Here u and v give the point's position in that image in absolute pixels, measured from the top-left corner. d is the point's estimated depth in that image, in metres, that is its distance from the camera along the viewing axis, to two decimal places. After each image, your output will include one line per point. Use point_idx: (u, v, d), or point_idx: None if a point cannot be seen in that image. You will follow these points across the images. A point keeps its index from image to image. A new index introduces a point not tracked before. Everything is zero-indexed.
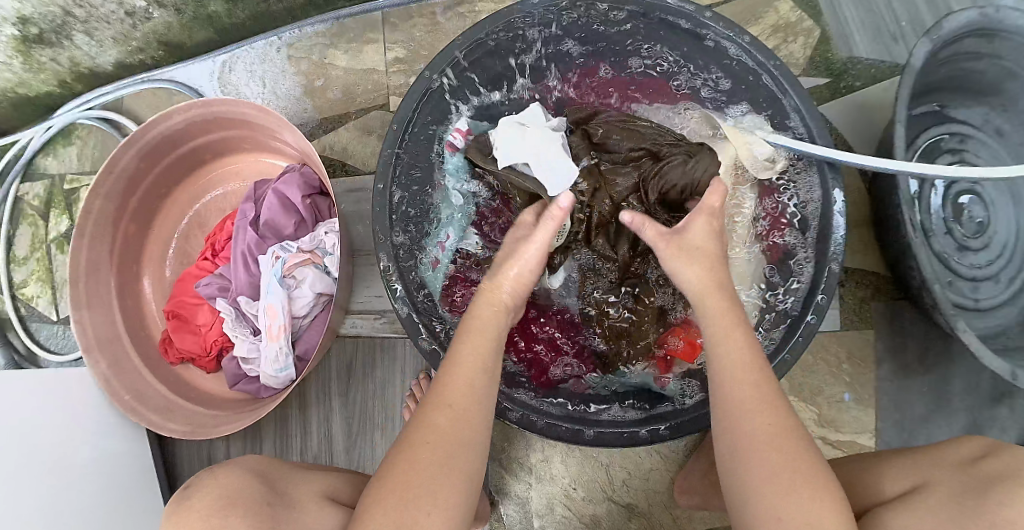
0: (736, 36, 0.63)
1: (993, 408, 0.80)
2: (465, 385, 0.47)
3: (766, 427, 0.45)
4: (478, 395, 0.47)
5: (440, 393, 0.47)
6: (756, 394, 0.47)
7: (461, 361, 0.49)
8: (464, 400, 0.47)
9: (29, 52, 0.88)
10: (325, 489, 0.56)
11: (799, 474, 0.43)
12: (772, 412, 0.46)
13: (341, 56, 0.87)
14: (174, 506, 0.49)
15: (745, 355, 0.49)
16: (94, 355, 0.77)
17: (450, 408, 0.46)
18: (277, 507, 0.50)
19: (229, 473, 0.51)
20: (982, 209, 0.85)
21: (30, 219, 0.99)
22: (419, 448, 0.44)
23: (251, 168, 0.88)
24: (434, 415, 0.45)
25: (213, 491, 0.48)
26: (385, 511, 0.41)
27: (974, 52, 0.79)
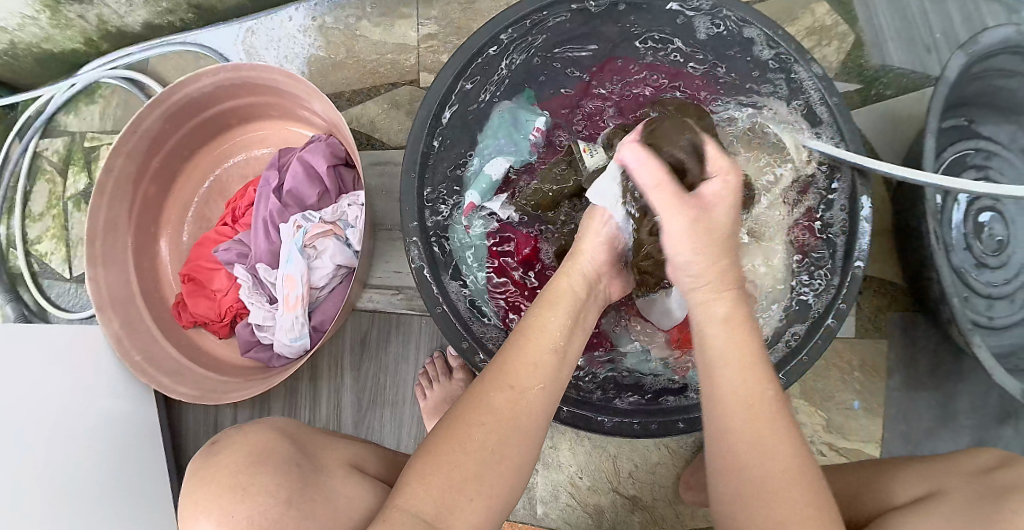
0: (773, 30, 0.62)
1: (998, 427, 0.80)
2: (533, 364, 0.46)
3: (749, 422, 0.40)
4: (540, 379, 0.46)
5: (504, 371, 0.45)
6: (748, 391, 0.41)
7: (536, 338, 0.47)
8: (528, 381, 0.45)
9: (57, 7, 0.87)
10: (351, 457, 0.57)
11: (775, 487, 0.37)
12: (757, 395, 0.41)
13: (372, 29, 0.87)
14: (200, 462, 0.48)
15: (736, 338, 0.43)
16: (107, 313, 0.76)
17: (511, 388, 0.44)
18: (305, 469, 0.50)
19: (254, 431, 0.50)
20: (1002, 228, 0.85)
21: (47, 175, 0.99)
22: (472, 427, 0.43)
23: (275, 136, 0.88)
24: (494, 395, 0.44)
25: (240, 449, 0.48)
26: (430, 488, 0.40)
27: (1008, 69, 0.78)
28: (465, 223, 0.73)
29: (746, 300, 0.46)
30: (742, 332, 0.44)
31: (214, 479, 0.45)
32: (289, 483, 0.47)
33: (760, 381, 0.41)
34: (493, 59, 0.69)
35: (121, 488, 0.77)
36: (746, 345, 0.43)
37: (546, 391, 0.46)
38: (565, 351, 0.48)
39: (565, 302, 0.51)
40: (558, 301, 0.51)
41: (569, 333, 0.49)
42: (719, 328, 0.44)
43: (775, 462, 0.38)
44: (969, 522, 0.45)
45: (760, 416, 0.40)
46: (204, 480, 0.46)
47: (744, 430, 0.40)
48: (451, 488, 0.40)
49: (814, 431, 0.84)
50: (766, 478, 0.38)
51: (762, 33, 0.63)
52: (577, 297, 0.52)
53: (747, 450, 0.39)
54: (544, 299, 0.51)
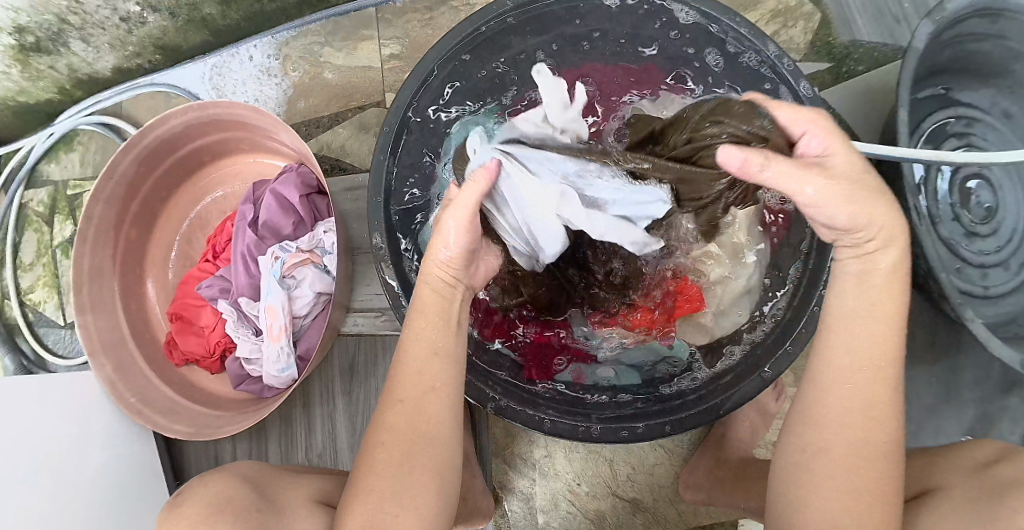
0: (728, 16, 0.64)
1: (1003, 397, 0.79)
2: (417, 373, 0.48)
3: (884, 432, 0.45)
4: (428, 384, 0.48)
5: (392, 388, 0.48)
6: (878, 389, 0.45)
7: (414, 347, 0.49)
8: (416, 392, 0.47)
9: (27, 59, 0.88)
10: (315, 493, 0.57)
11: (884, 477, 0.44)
12: (881, 405, 0.45)
13: (337, 54, 0.87)
14: (165, 515, 0.50)
15: (884, 341, 0.45)
16: (99, 359, 0.77)
17: (401, 403, 0.47)
18: (265, 514, 0.51)
19: (216, 482, 0.52)
20: (990, 195, 0.83)
21: (34, 225, 1.00)
22: (377, 448, 0.46)
23: (249, 169, 0.88)
24: (391, 414, 0.47)
25: (202, 501, 0.49)
26: (358, 514, 0.45)
27: (979, 32, 0.77)
28: (436, 242, 0.70)
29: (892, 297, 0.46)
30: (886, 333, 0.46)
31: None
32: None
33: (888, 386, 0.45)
34: (456, 72, 0.70)
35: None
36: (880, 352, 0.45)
37: (435, 392, 0.48)
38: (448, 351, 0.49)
39: (434, 305, 0.50)
40: (428, 297, 0.50)
41: (449, 329, 0.50)
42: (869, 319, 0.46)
43: (870, 456, 0.44)
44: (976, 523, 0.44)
45: (872, 419, 0.45)
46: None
47: (852, 427, 0.45)
48: (380, 505, 0.44)
49: None
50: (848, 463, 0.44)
51: (720, 22, 0.65)
52: (441, 294, 0.50)
53: (836, 441, 0.45)
54: (413, 306, 0.50)
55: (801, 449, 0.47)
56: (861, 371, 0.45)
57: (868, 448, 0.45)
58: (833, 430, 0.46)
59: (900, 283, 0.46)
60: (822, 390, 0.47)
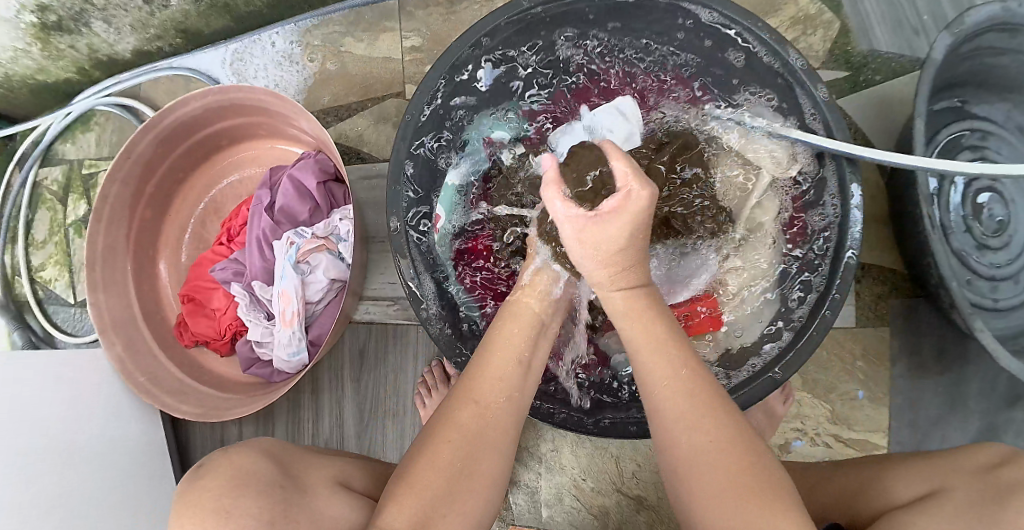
0: (751, 22, 0.63)
1: (1007, 411, 0.79)
2: (497, 375, 0.49)
3: (713, 435, 0.43)
4: (507, 391, 0.49)
5: (468, 387, 0.49)
6: (689, 400, 0.44)
7: (495, 353, 0.51)
8: (493, 395, 0.48)
9: (48, 38, 0.89)
10: (337, 475, 0.59)
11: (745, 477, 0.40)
12: (689, 400, 0.44)
13: (358, 44, 0.88)
14: (187, 485, 0.49)
15: (661, 345, 0.48)
16: (109, 337, 0.77)
17: (476, 403, 0.47)
18: (288, 492, 0.51)
19: (242, 455, 0.52)
20: (1002, 208, 0.84)
21: (48, 203, 1.01)
22: (441, 443, 0.45)
23: (266, 155, 0.89)
24: (460, 411, 0.47)
25: (227, 471, 0.49)
26: (409, 502, 0.43)
27: (997, 47, 0.78)
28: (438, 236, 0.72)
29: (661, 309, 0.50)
30: (657, 333, 0.48)
31: (198, 502, 0.46)
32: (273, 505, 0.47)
33: (685, 379, 0.45)
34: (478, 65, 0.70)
35: (130, 508, 0.78)
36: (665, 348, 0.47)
37: (510, 401, 0.49)
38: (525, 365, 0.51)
39: (526, 323, 0.54)
40: (522, 310, 0.55)
41: (529, 348, 0.53)
42: (644, 333, 0.49)
43: (709, 449, 0.42)
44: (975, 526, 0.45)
45: (707, 414, 0.44)
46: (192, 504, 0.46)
47: (683, 436, 0.43)
48: (432, 500, 0.43)
49: (820, 423, 0.84)
50: (713, 465, 0.41)
51: (740, 26, 0.64)
52: (534, 318, 0.55)
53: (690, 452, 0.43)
54: (503, 320, 0.54)
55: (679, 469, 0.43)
56: (664, 389, 0.45)
57: (718, 446, 0.42)
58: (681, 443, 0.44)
59: (640, 294, 0.51)
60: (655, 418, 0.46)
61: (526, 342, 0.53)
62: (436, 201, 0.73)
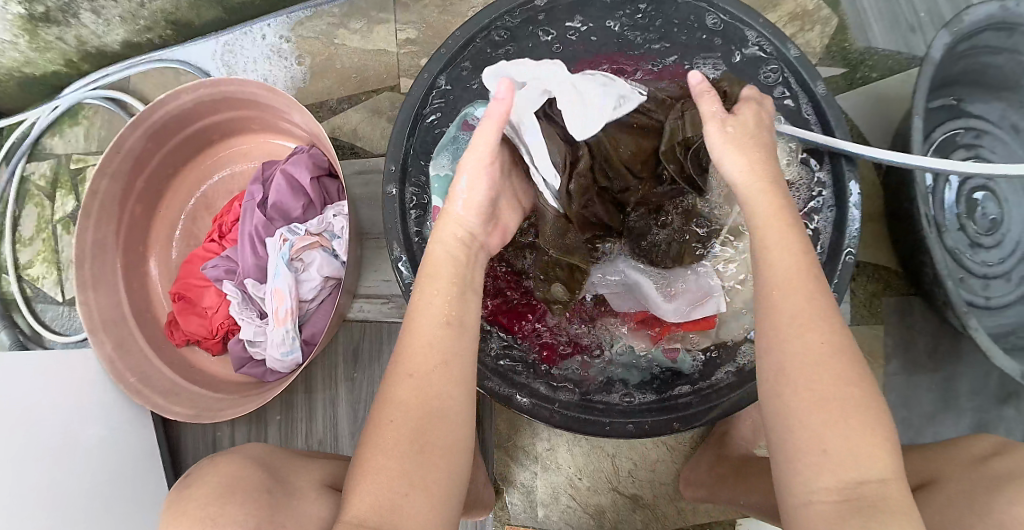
0: (751, 17, 0.64)
1: (999, 407, 0.79)
2: (427, 346, 0.46)
3: (821, 344, 0.41)
4: (445, 356, 0.46)
5: (401, 362, 0.46)
6: (808, 305, 0.42)
7: (423, 320, 0.47)
8: (426, 367, 0.45)
9: (35, 30, 0.87)
10: (325, 477, 0.58)
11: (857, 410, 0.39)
12: (810, 329, 0.41)
13: (351, 36, 0.86)
14: (173, 497, 0.48)
15: (793, 269, 0.43)
16: (99, 336, 0.76)
17: (410, 377, 0.45)
18: (277, 494, 0.51)
19: (224, 464, 0.52)
20: (995, 207, 0.83)
21: (35, 199, 0.99)
22: (385, 425, 0.44)
23: (258, 150, 0.88)
24: (399, 387, 0.45)
25: (212, 479, 0.49)
26: (366, 493, 0.42)
27: (994, 46, 0.77)
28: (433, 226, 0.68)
29: (805, 238, 0.45)
30: (794, 261, 0.44)
31: (184, 508, 0.46)
32: (260, 510, 0.47)
33: (819, 304, 0.42)
34: (478, 57, 0.69)
35: (122, 509, 0.77)
36: (803, 272, 0.43)
37: (447, 366, 0.46)
38: (462, 323, 0.47)
39: (449, 273, 0.49)
40: (438, 259, 0.50)
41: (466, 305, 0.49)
42: (784, 253, 0.44)
43: (838, 397, 0.39)
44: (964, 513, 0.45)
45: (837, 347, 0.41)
46: (178, 512, 0.46)
47: (803, 370, 0.40)
48: (387, 490, 0.41)
49: None
50: (829, 442, 0.39)
51: (740, 21, 0.65)
52: (456, 264, 0.50)
53: (805, 380, 0.40)
54: (424, 275, 0.50)
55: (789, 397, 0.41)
56: (790, 291, 0.43)
57: (830, 377, 0.40)
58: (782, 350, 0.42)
59: (785, 214, 0.46)
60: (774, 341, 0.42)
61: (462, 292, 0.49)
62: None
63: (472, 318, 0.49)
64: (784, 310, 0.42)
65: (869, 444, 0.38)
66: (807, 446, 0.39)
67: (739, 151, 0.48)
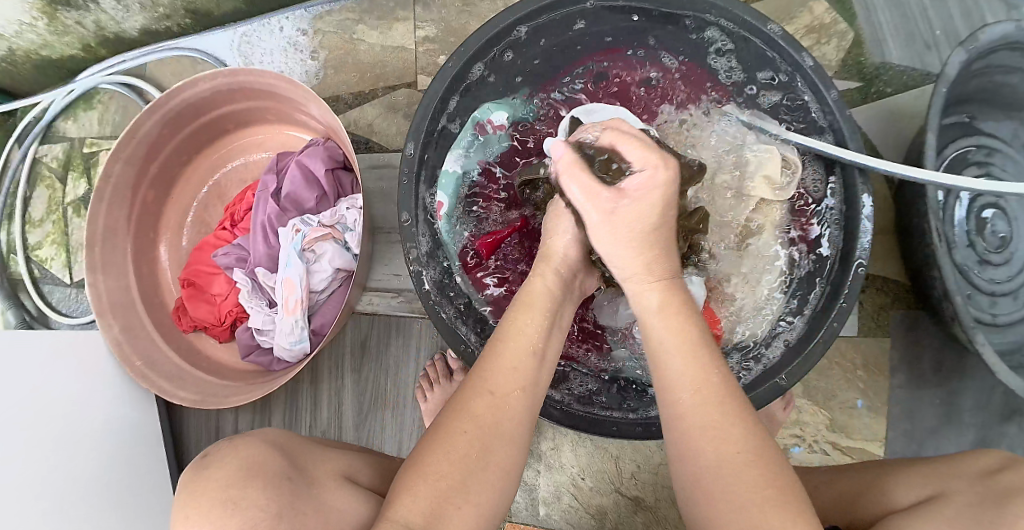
0: (764, 24, 0.62)
1: (1002, 425, 0.79)
2: (512, 368, 0.47)
3: (716, 424, 0.41)
4: (521, 381, 0.47)
5: (483, 377, 0.46)
6: (693, 378, 0.43)
7: (512, 339, 0.49)
8: (508, 387, 0.46)
9: (54, 13, 0.87)
10: (343, 469, 0.58)
11: (759, 494, 0.39)
12: (713, 400, 0.42)
13: (371, 31, 0.87)
14: (191, 476, 0.48)
15: (692, 363, 0.43)
16: (107, 319, 0.76)
17: (492, 393, 0.45)
18: (296, 482, 0.51)
19: (245, 445, 0.52)
20: (1005, 225, 0.84)
21: (47, 181, 0.99)
22: (454, 433, 0.43)
23: (273, 139, 0.88)
24: (476, 401, 0.45)
25: (234, 460, 0.49)
26: (416, 497, 0.41)
27: (1009, 65, 0.78)
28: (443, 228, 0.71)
29: (697, 323, 0.46)
30: (679, 325, 0.45)
31: (206, 491, 0.46)
32: (281, 497, 0.47)
33: (727, 409, 0.42)
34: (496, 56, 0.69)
35: (124, 492, 0.77)
36: (711, 376, 0.43)
37: (525, 393, 0.47)
38: (543, 351, 0.49)
39: (541, 303, 0.51)
40: (534, 291, 0.52)
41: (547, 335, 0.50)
42: (676, 354, 0.44)
43: (750, 484, 0.39)
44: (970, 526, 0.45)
45: (736, 448, 0.40)
46: (196, 493, 0.46)
47: (711, 481, 0.40)
48: (448, 496, 0.41)
49: (818, 431, 0.84)
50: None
51: (756, 30, 0.64)
52: (551, 296, 0.52)
53: (717, 490, 0.40)
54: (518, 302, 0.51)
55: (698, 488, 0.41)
56: (677, 371, 0.43)
57: (739, 469, 0.40)
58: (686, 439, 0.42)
59: (674, 299, 0.47)
60: (675, 417, 0.43)
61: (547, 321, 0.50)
62: (439, 188, 0.70)
63: (553, 353, 0.50)
64: (683, 419, 0.43)
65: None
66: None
67: (623, 230, 0.48)
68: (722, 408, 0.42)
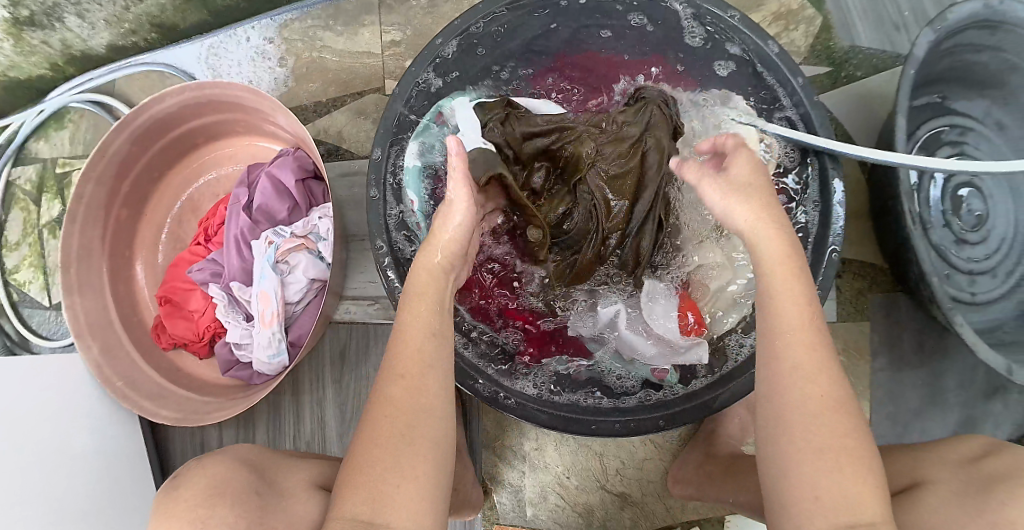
0: (727, 13, 0.64)
1: (986, 403, 0.80)
2: (416, 350, 0.46)
3: (819, 396, 0.42)
4: (429, 357, 0.46)
5: (393, 362, 0.45)
6: (808, 350, 0.43)
7: (410, 324, 0.47)
8: (416, 369, 0.45)
9: (20, 33, 0.89)
10: (314, 478, 0.57)
11: (845, 456, 0.40)
12: (817, 368, 0.43)
13: (337, 38, 0.86)
14: (162, 497, 0.48)
15: (796, 321, 0.44)
16: (86, 341, 0.76)
17: (401, 377, 0.44)
18: (265, 497, 0.51)
19: (212, 466, 0.52)
20: (980, 203, 0.84)
21: (21, 204, 0.98)
22: (377, 422, 0.43)
23: (244, 152, 0.87)
24: (392, 387, 0.44)
25: (202, 479, 0.49)
26: (355, 493, 0.41)
27: (977, 44, 0.78)
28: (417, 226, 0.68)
29: (808, 281, 0.46)
30: (796, 299, 0.45)
31: (175, 513, 0.46)
32: (248, 513, 0.47)
33: (818, 358, 0.43)
34: (470, 50, 0.70)
35: (113, 513, 0.77)
36: (809, 328, 0.44)
37: (434, 368, 0.46)
38: (445, 331, 0.48)
39: (433, 289, 0.49)
40: (422, 279, 0.50)
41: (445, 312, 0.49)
42: (790, 301, 0.45)
43: (835, 446, 0.41)
44: (957, 513, 0.45)
45: (833, 400, 0.42)
46: (167, 514, 0.46)
47: (805, 445, 0.41)
48: (389, 480, 0.41)
49: None
50: (841, 497, 0.39)
51: (721, 20, 0.65)
52: (439, 283, 0.50)
53: (803, 439, 0.41)
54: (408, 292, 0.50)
55: (784, 446, 0.42)
56: (789, 336, 0.44)
57: (835, 436, 0.41)
58: (785, 395, 0.43)
59: (792, 261, 0.47)
60: (773, 370, 0.44)
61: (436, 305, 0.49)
62: (405, 187, 0.68)
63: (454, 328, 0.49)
64: (783, 364, 0.44)
65: (864, 495, 0.39)
66: (806, 496, 0.40)
67: (744, 200, 0.50)
68: (818, 372, 0.43)
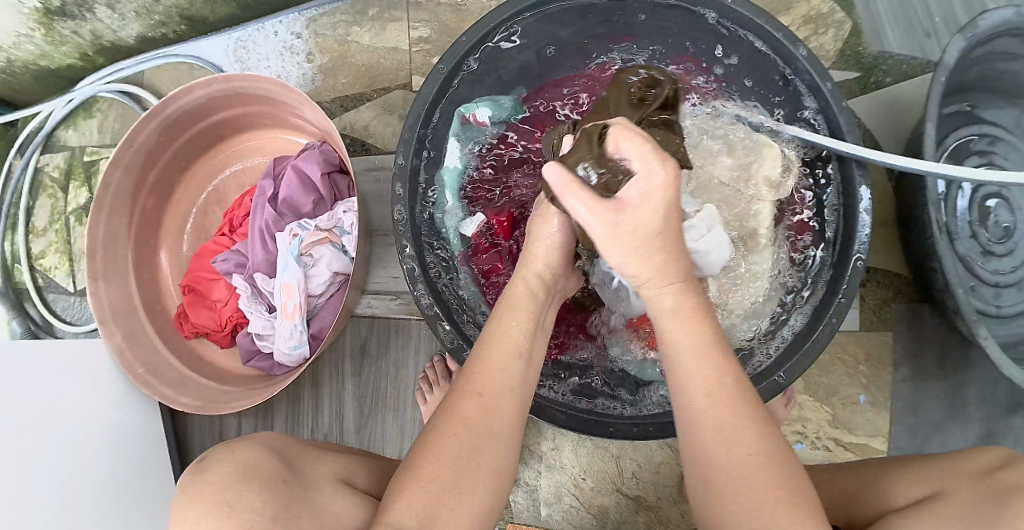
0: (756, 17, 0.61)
1: (1008, 417, 0.78)
2: (499, 369, 0.46)
3: (749, 450, 0.40)
4: (512, 379, 0.46)
5: (472, 378, 0.46)
6: (724, 402, 0.41)
7: (496, 342, 0.47)
8: (496, 387, 0.45)
9: (51, 24, 0.89)
10: (338, 472, 0.58)
11: (779, 519, 0.38)
12: (719, 423, 0.40)
13: (365, 33, 0.87)
14: (187, 479, 0.49)
15: (706, 371, 0.41)
16: (109, 327, 0.77)
17: (479, 396, 0.44)
18: (291, 486, 0.51)
19: (235, 455, 0.52)
20: (1008, 215, 0.82)
21: (49, 191, 1.00)
22: (442, 433, 0.43)
23: (270, 145, 0.88)
24: (465, 402, 0.44)
25: (230, 464, 0.49)
26: (408, 503, 0.41)
27: (1010, 52, 0.77)
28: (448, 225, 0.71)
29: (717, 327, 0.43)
30: (705, 348, 0.42)
31: (200, 496, 0.46)
32: (277, 500, 0.48)
33: (739, 415, 0.41)
34: (494, 52, 0.69)
35: (134, 495, 0.79)
36: (723, 384, 0.41)
37: (514, 388, 0.46)
38: (531, 352, 0.48)
39: (526, 303, 0.49)
40: (518, 296, 0.50)
41: (538, 323, 0.50)
42: (689, 353, 0.42)
43: (768, 506, 0.38)
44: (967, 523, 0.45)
45: (763, 453, 0.40)
46: (191, 499, 0.47)
47: (735, 505, 0.39)
48: (434, 500, 0.41)
49: (820, 426, 0.84)
50: None
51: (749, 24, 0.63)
52: (535, 299, 0.50)
53: (721, 460, 0.40)
54: (503, 303, 0.50)
55: (714, 507, 0.40)
56: (694, 388, 0.41)
57: (774, 498, 0.38)
58: (716, 451, 0.40)
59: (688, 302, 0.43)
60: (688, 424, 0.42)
61: (532, 322, 0.49)
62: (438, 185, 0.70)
63: (540, 351, 0.49)
64: (699, 416, 0.41)
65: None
66: None
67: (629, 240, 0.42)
68: (745, 425, 0.40)
